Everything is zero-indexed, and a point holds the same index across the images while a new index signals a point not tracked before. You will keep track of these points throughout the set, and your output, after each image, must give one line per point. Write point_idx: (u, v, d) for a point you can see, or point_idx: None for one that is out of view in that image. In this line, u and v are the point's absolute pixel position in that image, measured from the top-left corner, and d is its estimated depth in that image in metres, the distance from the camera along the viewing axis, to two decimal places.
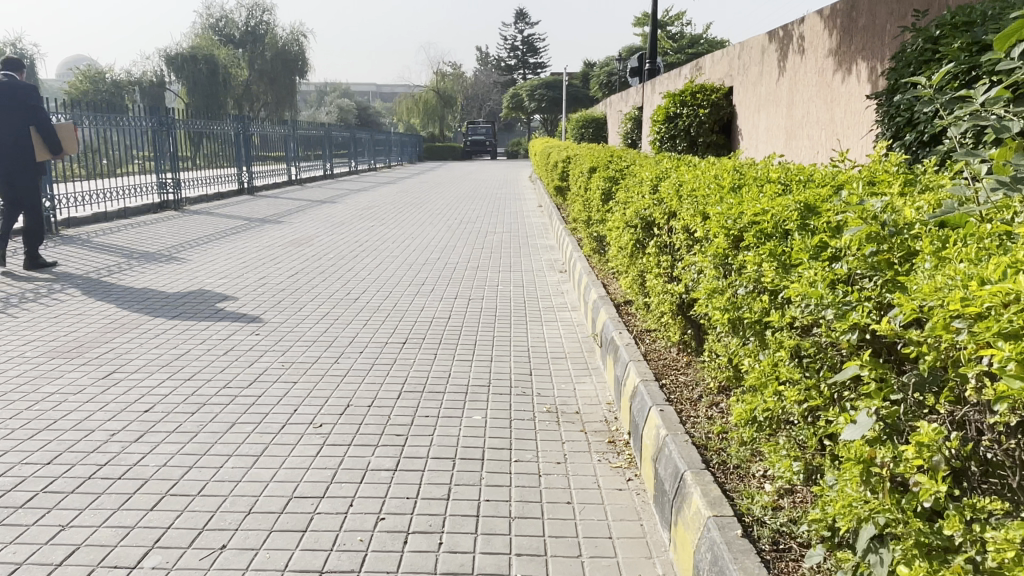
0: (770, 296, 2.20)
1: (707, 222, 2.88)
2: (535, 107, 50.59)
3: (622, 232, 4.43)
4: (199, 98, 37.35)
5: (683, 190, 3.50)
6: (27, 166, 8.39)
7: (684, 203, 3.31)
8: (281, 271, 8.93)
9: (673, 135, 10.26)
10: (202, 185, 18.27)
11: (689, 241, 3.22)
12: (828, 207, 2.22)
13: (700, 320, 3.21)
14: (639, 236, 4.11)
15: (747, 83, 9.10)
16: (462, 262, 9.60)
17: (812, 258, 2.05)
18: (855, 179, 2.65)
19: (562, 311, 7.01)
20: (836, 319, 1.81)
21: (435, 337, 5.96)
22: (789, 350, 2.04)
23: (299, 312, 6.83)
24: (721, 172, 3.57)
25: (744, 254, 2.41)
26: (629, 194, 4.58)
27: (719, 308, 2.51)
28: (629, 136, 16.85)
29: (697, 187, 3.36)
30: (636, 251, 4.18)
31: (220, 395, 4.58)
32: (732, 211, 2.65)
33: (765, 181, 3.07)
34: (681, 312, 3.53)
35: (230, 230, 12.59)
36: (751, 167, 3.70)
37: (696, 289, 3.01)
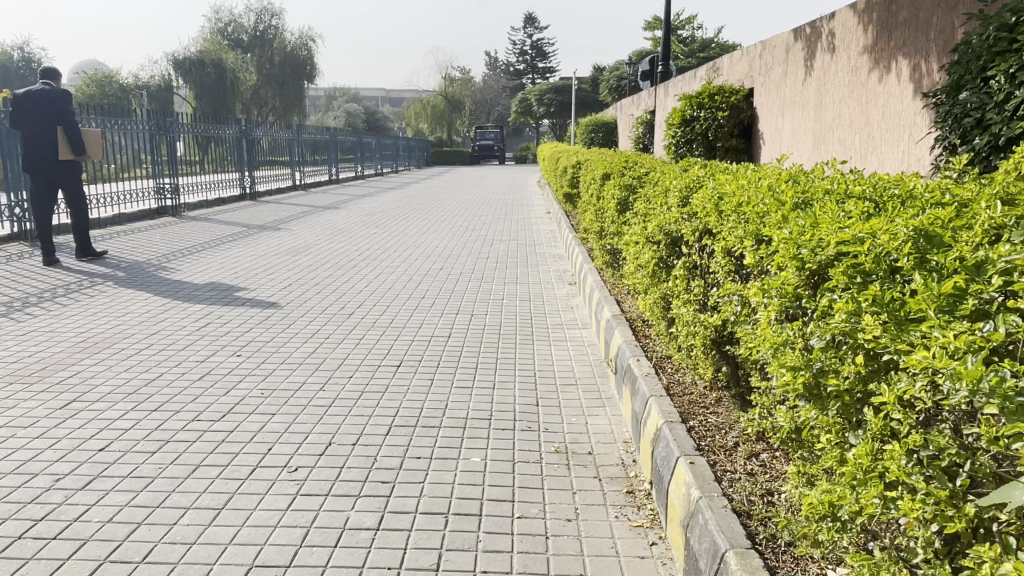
0: (870, 361, 1.71)
1: (763, 247, 2.37)
2: (544, 111, 50.15)
3: (642, 250, 3.90)
4: (206, 102, 37.08)
5: (721, 204, 2.97)
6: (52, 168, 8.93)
7: (726, 220, 2.80)
8: (274, 283, 8.43)
9: (689, 139, 9.72)
10: (204, 190, 17.82)
11: (734, 267, 2.70)
12: (963, 246, 1.74)
13: (744, 361, 2.69)
14: (665, 256, 3.58)
15: (770, 84, 8.55)
16: (465, 274, 9.07)
17: (945, 316, 1.56)
18: (964, 202, 2.16)
19: (571, 328, 6.46)
20: (1007, 416, 1.34)
21: (433, 359, 5.42)
22: (907, 444, 1.55)
23: (288, 329, 6.31)
24: (766, 183, 3.05)
25: (827, 297, 1.90)
26: (651, 206, 4.04)
27: (784, 363, 1.99)
28: (642, 141, 16.36)
29: (739, 202, 2.83)
30: (659, 272, 3.66)
31: (186, 431, 4.06)
32: (804, 236, 2.12)
33: (837, 197, 2.56)
34: (715, 347, 3.00)
35: (227, 238, 12.11)
36: (799, 177, 3.19)
37: (743, 326, 2.50)
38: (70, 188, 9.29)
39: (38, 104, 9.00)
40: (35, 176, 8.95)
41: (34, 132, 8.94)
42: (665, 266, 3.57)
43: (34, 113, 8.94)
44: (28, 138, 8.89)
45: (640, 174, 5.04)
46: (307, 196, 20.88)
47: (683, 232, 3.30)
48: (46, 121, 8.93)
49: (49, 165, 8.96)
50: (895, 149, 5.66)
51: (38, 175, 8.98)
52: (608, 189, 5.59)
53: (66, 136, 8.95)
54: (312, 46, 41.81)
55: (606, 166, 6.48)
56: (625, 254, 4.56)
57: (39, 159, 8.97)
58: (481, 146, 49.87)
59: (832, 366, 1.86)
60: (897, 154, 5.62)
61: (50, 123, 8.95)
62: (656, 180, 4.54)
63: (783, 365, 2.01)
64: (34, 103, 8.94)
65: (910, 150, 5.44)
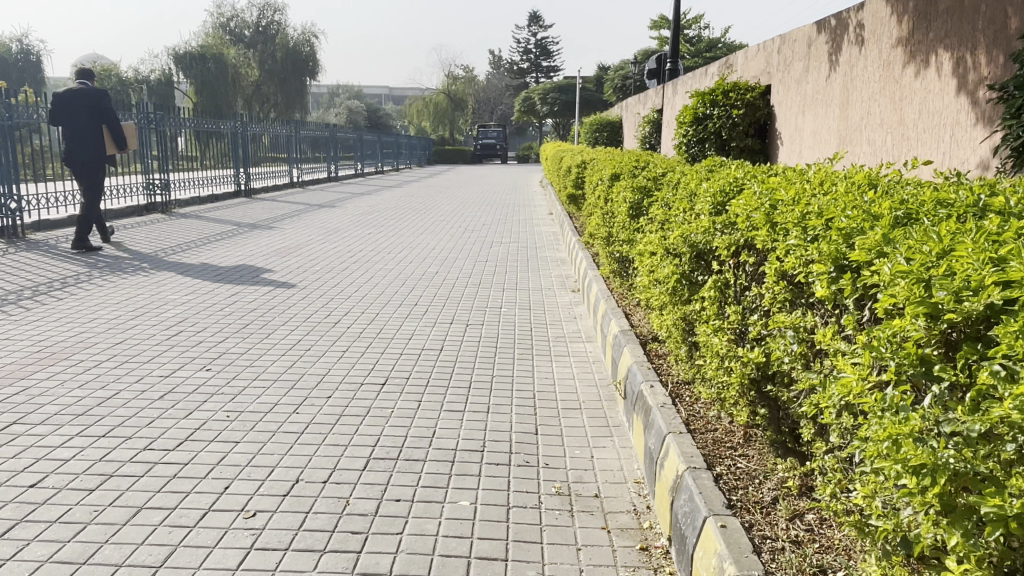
0: None
1: (851, 278, 1.89)
2: (548, 111, 49.67)
3: (659, 265, 3.39)
4: (206, 97, 36.68)
5: (767, 214, 2.47)
6: (97, 161, 9.79)
7: (779, 237, 2.31)
8: (258, 285, 7.93)
9: (701, 138, 9.22)
10: (196, 186, 17.24)
11: (793, 297, 2.21)
12: None
13: (797, 410, 2.20)
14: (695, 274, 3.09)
15: (790, 80, 8.02)
16: (462, 279, 8.55)
17: None
18: None
19: (574, 342, 5.93)
20: None
21: (423, 375, 4.91)
22: None
23: (267, 338, 5.82)
24: (821, 193, 2.57)
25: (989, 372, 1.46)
26: (671, 213, 3.53)
27: (902, 459, 1.55)
28: (648, 141, 15.91)
29: (792, 216, 2.33)
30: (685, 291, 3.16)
31: (133, 463, 3.57)
32: (939, 277, 1.66)
33: (941, 219, 2.10)
34: (752, 386, 2.50)
35: (216, 237, 11.59)
36: (852, 185, 2.69)
37: (810, 382, 2.02)
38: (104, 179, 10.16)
39: (81, 102, 9.78)
40: (79, 167, 9.72)
41: (78, 128, 9.72)
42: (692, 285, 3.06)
43: (78, 111, 9.71)
44: (74, 133, 9.66)
45: (656, 176, 4.53)
46: (303, 194, 20.37)
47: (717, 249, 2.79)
48: (90, 118, 9.76)
49: (92, 159, 9.79)
50: (934, 150, 5.15)
51: (78, 166, 9.76)
52: (618, 192, 5.06)
53: (113, 135, 9.90)
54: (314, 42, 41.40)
55: (615, 166, 5.95)
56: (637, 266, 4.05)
57: (82, 152, 9.75)
58: (484, 144, 49.32)
59: (997, 475, 1.43)
60: (936, 157, 5.12)
61: (95, 120, 9.80)
62: (676, 183, 4.02)
63: (902, 463, 1.55)
64: (80, 102, 9.71)
65: (953, 153, 4.93)
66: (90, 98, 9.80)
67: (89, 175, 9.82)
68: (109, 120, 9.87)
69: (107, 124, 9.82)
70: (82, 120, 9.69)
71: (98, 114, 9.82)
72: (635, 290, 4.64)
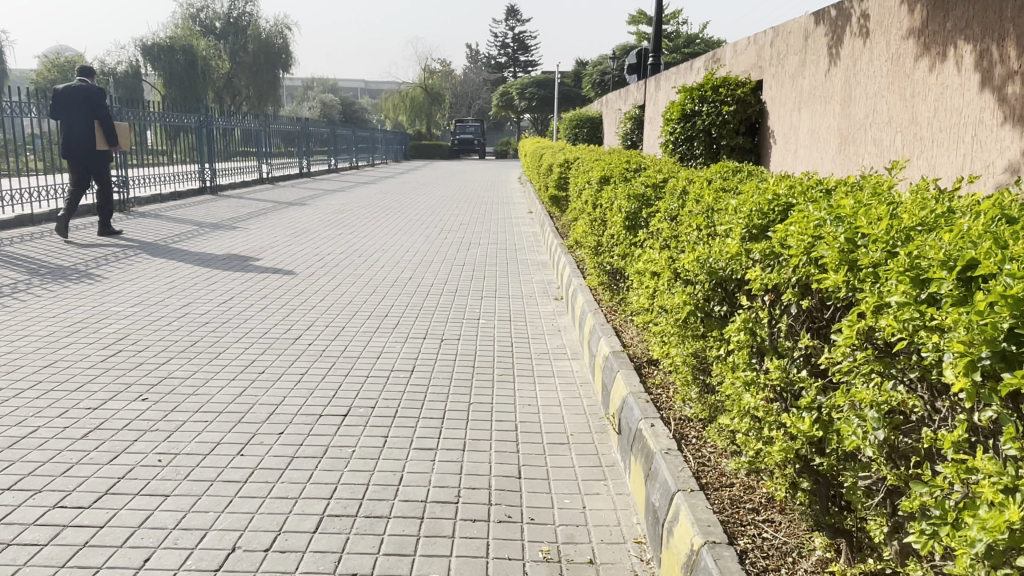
0: None
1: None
2: (526, 106, 49.13)
3: (670, 291, 2.90)
4: (175, 90, 35.69)
5: (828, 246, 1.97)
6: (89, 153, 10.12)
7: (863, 282, 1.82)
8: (215, 293, 7.32)
9: (689, 136, 8.74)
10: (159, 184, 16.44)
11: (882, 364, 1.72)
12: None
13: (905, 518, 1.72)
14: (717, 307, 2.62)
15: (784, 75, 7.56)
16: (437, 286, 7.98)
17: None
18: None
19: (559, 360, 5.40)
20: None
21: (391, 403, 4.36)
22: None
23: (217, 358, 5.24)
24: (886, 216, 2.08)
25: None
26: (683, 229, 3.03)
27: None
28: (630, 138, 15.47)
29: (876, 256, 1.84)
30: (704, 325, 2.68)
31: (38, 527, 3.01)
32: None
33: None
34: (801, 458, 2.03)
35: (176, 238, 10.89)
36: (908, 207, 2.21)
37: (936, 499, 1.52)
38: (101, 173, 10.49)
39: (74, 97, 10.16)
40: (73, 160, 10.09)
41: (71, 122, 10.11)
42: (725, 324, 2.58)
43: (71, 106, 10.10)
44: (67, 128, 10.07)
45: (656, 180, 4.02)
46: (274, 191, 19.62)
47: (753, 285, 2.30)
48: (83, 112, 10.12)
49: (85, 151, 10.15)
50: (953, 152, 4.71)
51: (74, 159, 10.15)
52: (609, 197, 4.54)
53: (104, 128, 10.20)
54: (288, 35, 40.42)
55: (605, 166, 5.44)
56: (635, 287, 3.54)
57: (76, 146, 10.14)
58: (461, 139, 48.56)
59: None
60: (956, 160, 4.68)
61: (86, 113, 10.14)
62: (685, 191, 3.51)
63: None
64: (72, 97, 10.10)
65: (976, 155, 4.49)
66: (82, 93, 10.17)
67: (84, 168, 10.18)
68: (99, 113, 10.17)
69: (97, 117, 10.13)
70: (74, 114, 10.06)
71: (88, 108, 10.17)
72: (629, 309, 4.14)
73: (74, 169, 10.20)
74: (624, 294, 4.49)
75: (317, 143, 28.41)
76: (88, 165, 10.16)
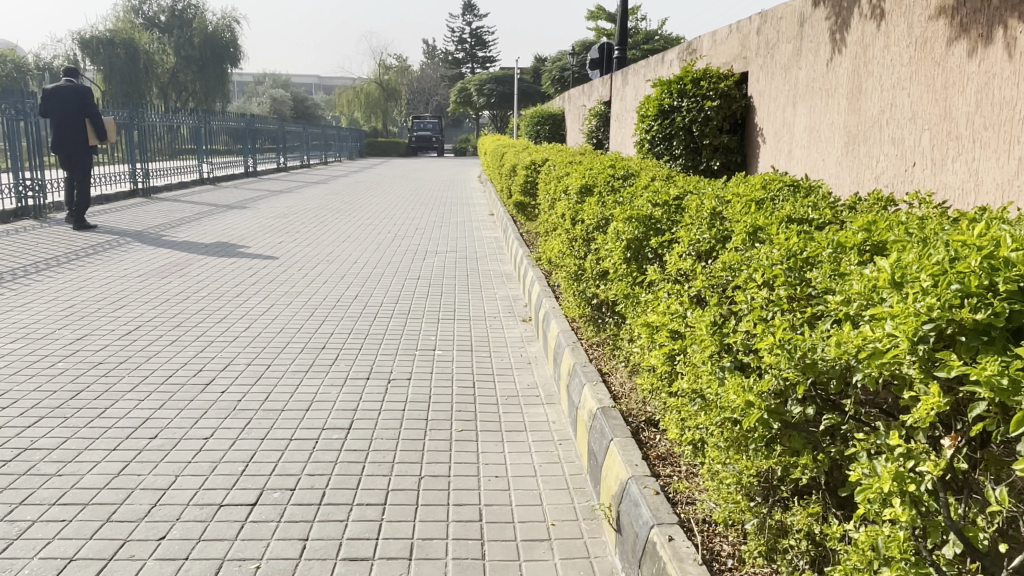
0: None
1: None
2: (483, 102, 48.12)
3: (720, 378, 2.03)
4: (116, 85, 33.82)
5: None
6: (80, 149, 10.97)
7: None
8: (121, 320, 6.17)
9: (667, 135, 7.86)
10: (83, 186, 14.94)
11: None
12: None
13: None
14: (794, 411, 1.77)
15: (774, 66, 6.74)
16: (388, 306, 6.95)
17: None
18: None
19: (530, 406, 4.46)
20: None
21: (318, 483, 3.41)
22: None
23: (102, 417, 4.16)
24: None
25: None
26: (741, 284, 2.17)
27: None
28: (595, 135, 14.62)
29: None
30: (775, 433, 1.85)
31: None
32: None
33: None
34: None
35: (91, 248, 9.62)
36: None
37: None
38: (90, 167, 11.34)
39: (65, 96, 10.96)
40: (64, 155, 10.93)
41: (62, 120, 10.94)
42: (826, 443, 1.75)
43: (63, 106, 10.90)
44: (59, 125, 10.89)
45: (667, 196, 3.13)
46: (214, 193, 18.22)
47: (927, 420, 1.45)
48: (74, 111, 10.93)
49: (76, 148, 11.02)
50: (1004, 158, 3.89)
51: (66, 155, 11.03)
52: (599, 210, 3.62)
53: (93, 125, 11.05)
54: (236, 29, 38.66)
55: (584, 171, 4.52)
56: (644, 342, 2.65)
57: (68, 141, 10.99)
58: (419, 137, 47.20)
59: None
60: (1007, 163, 3.87)
61: (77, 112, 10.96)
62: (724, 220, 2.63)
63: None
64: (62, 96, 10.86)
65: None
66: (74, 93, 10.99)
67: (74, 163, 11.05)
68: (89, 112, 11.00)
69: (87, 115, 10.95)
70: (66, 113, 10.88)
71: (79, 107, 10.98)
72: (629, 359, 3.24)
73: (65, 164, 11.07)
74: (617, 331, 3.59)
75: (266, 141, 26.95)
76: (78, 160, 11.02)
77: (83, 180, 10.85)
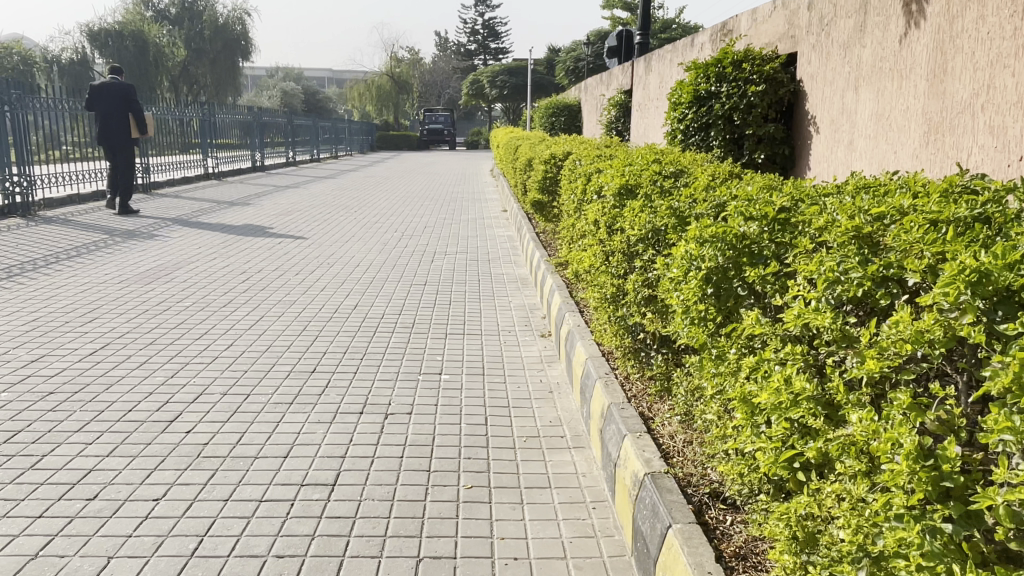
0: None
1: None
2: (496, 94, 47.26)
3: (934, 547, 1.35)
4: (125, 78, 33.25)
5: None
6: (123, 140, 12.08)
7: None
8: (88, 336, 5.44)
9: (704, 124, 7.04)
10: (86, 181, 14.13)
11: None
12: None
13: None
14: None
15: (830, 45, 5.92)
16: (390, 318, 6.20)
17: None
18: None
19: (554, 451, 3.70)
20: None
21: (286, 570, 2.68)
22: None
23: (32, 469, 3.41)
24: None
25: None
26: (993, 396, 1.42)
27: None
28: (615, 126, 13.80)
29: None
30: None
31: None
32: None
33: None
34: None
35: (76, 249, 8.92)
36: None
37: None
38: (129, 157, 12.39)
39: (112, 93, 12.07)
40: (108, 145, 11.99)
41: (109, 114, 12.04)
42: None
43: (110, 102, 12.00)
44: (106, 118, 11.98)
45: (757, 207, 2.36)
46: (218, 188, 17.52)
47: None
48: (119, 107, 12.07)
49: (120, 140, 12.12)
50: None
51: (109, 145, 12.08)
52: (659, 219, 2.86)
53: (137, 120, 12.23)
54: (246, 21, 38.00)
55: (623, 166, 3.75)
56: (744, 425, 1.93)
57: (111, 133, 12.07)
58: (431, 130, 46.46)
59: None
60: None
61: (122, 108, 12.09)
62: (877, 257, 1.87)
63: None
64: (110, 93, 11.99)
65: None
66: (120, 91, 12.14)
67: (118, 154, 12.15)
68: (134, 108, 12.17)
69: (132, 111, 12.11)
70: (112, 108, 11.99)
71: (124, 103, 12.12)
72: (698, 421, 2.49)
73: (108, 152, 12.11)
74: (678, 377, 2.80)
75: (274, 134, 26.22)
76: (120, 150, 12.11)
77: (127, 169, 11.93)
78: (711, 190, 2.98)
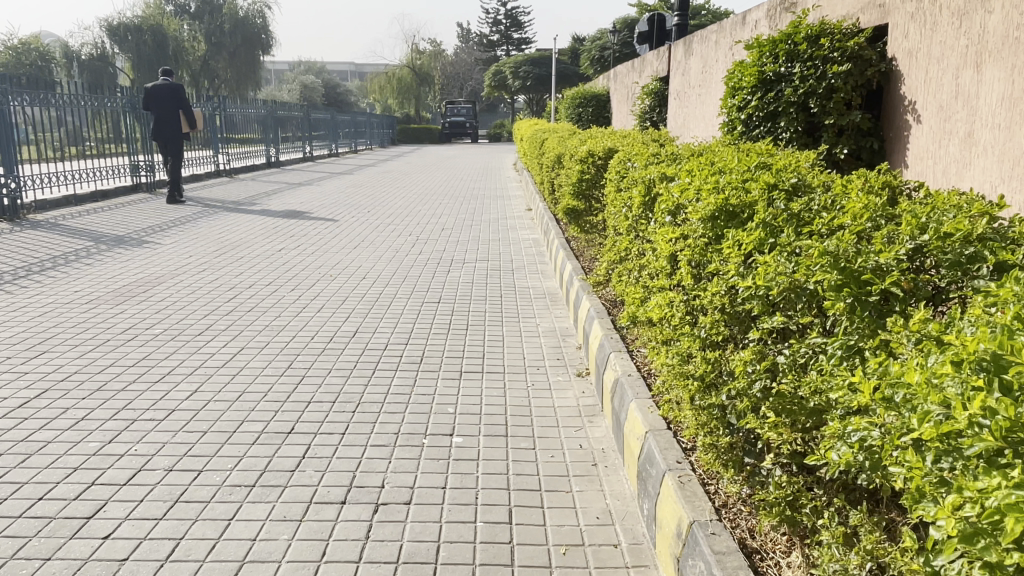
0: None
1: None
2: (520, 85, 46.01)
3: None
4: (143, 73, 32.63)
5: None
6: (176, 139, 11.79)
7: None
8: (23, 380, 4.45)
9: (772, 112, 5.91)
10: (96, 180, 13.45)
11: None
12: None
13: None
14: None
15: (937, 15, 4.74)
16: (397, 348, 5.19)
17: None
18: None
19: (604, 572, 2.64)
20: None
21: None
22: None
23: None
24: None
25: None
26: None
27: None
28: (649, 117, 12.62)
29: None
30: None
31: None
32: None
33: None
34: None
35: (54, 260, 8.00)
36: None
37: None
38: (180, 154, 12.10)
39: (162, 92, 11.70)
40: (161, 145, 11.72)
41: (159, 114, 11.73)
42: None
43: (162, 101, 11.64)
44: (157, 119, 11.68)
45: None
46: (227, 186, 16.63)
47: None
48: (172, 106, 11.72)
49: (173, 139, 11.82)
50: None
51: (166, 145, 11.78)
52: (802, 272, 1.96)
53: (187, 117, 11.87)
54: (266, 14, 37.13)
55: (711, 175, 2.78)
56: None
57: (162, 132, 11.78)
58: (453, 123, 45.46)
59: None
60: None
61: (172, 106, 11.74)
62: None
63: None
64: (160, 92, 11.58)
65: None
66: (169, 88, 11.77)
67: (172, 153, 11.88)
68: (183, 104, 11.81)
69: (184, 109, 11.80)
70: (162, 107, 11.67)
71: (173, 101, 11.76)
72: None
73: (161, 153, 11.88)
74: (840, 540, 1.72)
75: (292, 128, 25.31)
76: (173, 149, 11.86)
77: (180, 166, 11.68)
78: (872, 221, 2.13)
